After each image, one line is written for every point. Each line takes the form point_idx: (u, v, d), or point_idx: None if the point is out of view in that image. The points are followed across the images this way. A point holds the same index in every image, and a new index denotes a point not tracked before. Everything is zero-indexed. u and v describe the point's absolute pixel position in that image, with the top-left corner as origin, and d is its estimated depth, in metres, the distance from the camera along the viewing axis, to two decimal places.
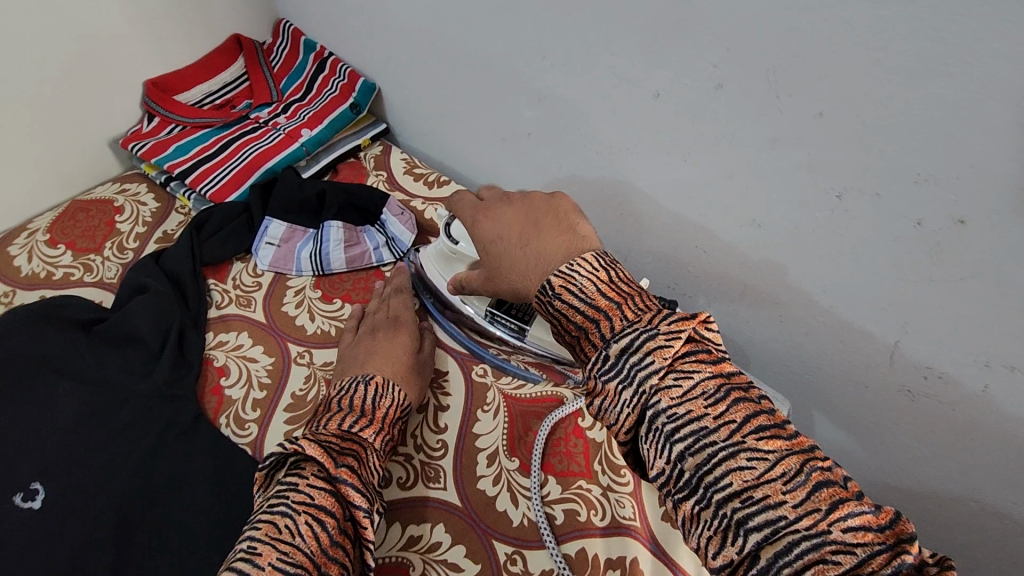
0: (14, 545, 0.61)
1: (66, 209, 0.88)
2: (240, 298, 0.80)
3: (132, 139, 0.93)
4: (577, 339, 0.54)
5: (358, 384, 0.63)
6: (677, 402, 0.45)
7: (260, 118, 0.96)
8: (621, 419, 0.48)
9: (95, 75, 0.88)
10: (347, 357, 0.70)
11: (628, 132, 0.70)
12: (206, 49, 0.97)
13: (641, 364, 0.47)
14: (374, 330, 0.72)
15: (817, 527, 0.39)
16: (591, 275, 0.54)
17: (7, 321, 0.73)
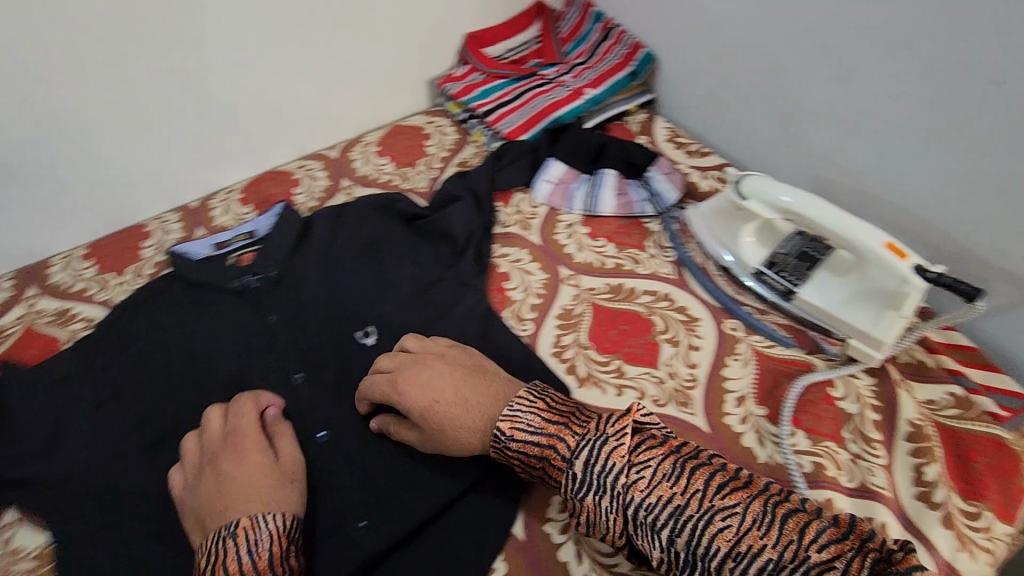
0: (355, 367, 0.78)
1: (391, 131, 1.09)
2: (522, 222, 0.93)
3: (446, 80, 1.09)
4: (541, 469, 0.60)
5: (223, 542, 0.56)
6: (616, 498, 0.54)
7: (547, 75, 1.08)
8: (610, 526, 0.55)
9: (434, 23, 1.06)
10: (198, 516, 0.61)
11: (949, 123, 0.72)
12: (513, 13, 1.12)
13: (574, 477, 0.56)
14: (212, 466, 0.64)
15: (799, 556, 0.49)
16: (532, 408, 0.61)
17: (360, 204, 0.93)
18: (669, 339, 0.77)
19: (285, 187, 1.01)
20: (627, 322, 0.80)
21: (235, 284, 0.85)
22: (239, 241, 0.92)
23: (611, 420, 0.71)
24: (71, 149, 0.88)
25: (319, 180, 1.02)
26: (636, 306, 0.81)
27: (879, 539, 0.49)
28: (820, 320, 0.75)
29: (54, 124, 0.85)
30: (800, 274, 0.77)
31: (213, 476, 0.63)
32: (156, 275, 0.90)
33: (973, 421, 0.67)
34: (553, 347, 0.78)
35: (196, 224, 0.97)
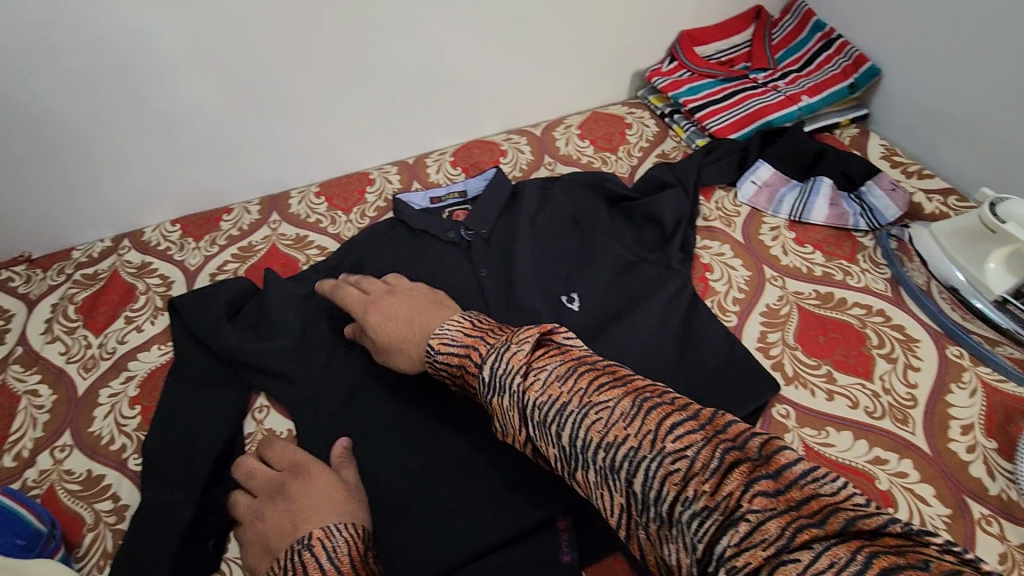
0: (563, 327, 0.82)
1: (591, 116, 1.13)
2: (725, 218, 0.93)
3: (655, 74, 1.12)
4: (462, 378, 0.63)
5: (298, 555, 0.56)
6: (513, 399, 0.55)
7: (758, 79, 1.08)
8: (513, 424, 0.56)
9: (655, 18, 1.09)
10: (272, 536, 0.61)
11: None
12: (730, 15, 1.13)
13: (482, 380, 0.58)
14: (282, 487, 0.65)
15: (656, 448, 0.47)
16: (461, 328, 0.65)
17: (568, 178, 0.98)
18: (885, 355, 0.75)
19: (494, 156, 1.08)
20: (838, 330, 0.78)
21: (450, 237, 0.91)
22: (452, 199, 1.00)
23: (822, 422, 0.70)
24: (326, 98, 1.00)
25: (525, 153, 1.08)
26: (848, 317, 0.80)
27: (755, 443, 0.45)
28: None
29: (318, 73, 0.96)
30: None
31: (273, 505, 0.64)
32: (380, 219, 1.01)
33: None
34: (758, 343, 0.78)
35: (413, 178, 1.06)
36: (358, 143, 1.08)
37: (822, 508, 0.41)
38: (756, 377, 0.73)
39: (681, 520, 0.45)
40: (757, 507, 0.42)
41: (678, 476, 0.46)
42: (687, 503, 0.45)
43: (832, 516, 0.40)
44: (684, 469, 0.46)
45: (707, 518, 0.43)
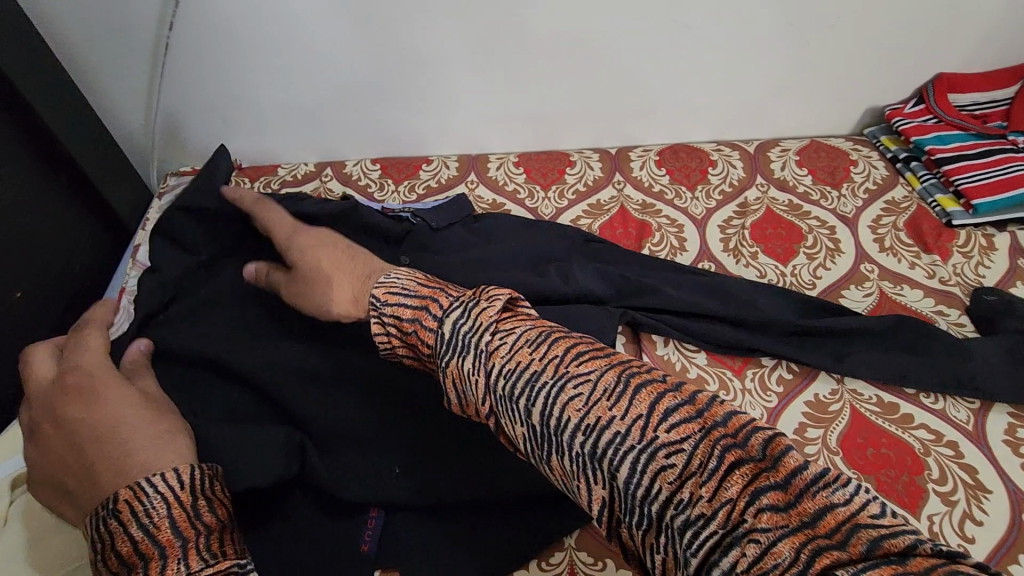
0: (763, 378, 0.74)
1: (811, 144, 1.05)
2: (965, 286, 0.84)
3: (896, 115, 1.02)
4: (411, 338, 0.53)
5: (110, 522, 0.46)
6: (477, 362, 0.46)
7: (1018, 143, 0.97)
8: (474, 394, 0.46)
9: (916, 55, 0.99)
10: (74, 464, 0.52)
11: None
12: (997, 67, 1.02)
13: (439, 336, 0.48)
14: (78, 403, 0.56)
15: (649, 439, 0.39)
16: (410, 279, 0.56)
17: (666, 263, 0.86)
18: None
19: (701, 163, 1.02)
20: None
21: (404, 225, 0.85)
22: (406, 213, 0.91)
23: None
24: (554, 69, 0.97)
25: (737, 168, 1.01)
26: None
27: (758, 441, 0.38)
28: None
29: (556, 42, 0.93)
30: None
31: (66, 434, 0.54)
32: (577, 203, 0.97)
33: None
34: (1006, 436, 0.69)
35: (616, 169, 1.02)
36: (566, 121, 1.05)
37: (839, 524, 0.34)
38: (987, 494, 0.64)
39: (674, 528, 0.37)
40: (765, 523, 0.35)
41: (672, 473, 0.38)
42: (681, 506, 0.37)
43: (853, 536, 0.33)
44: (680, 465, 0.38)
45: (705, 524, 0.36)
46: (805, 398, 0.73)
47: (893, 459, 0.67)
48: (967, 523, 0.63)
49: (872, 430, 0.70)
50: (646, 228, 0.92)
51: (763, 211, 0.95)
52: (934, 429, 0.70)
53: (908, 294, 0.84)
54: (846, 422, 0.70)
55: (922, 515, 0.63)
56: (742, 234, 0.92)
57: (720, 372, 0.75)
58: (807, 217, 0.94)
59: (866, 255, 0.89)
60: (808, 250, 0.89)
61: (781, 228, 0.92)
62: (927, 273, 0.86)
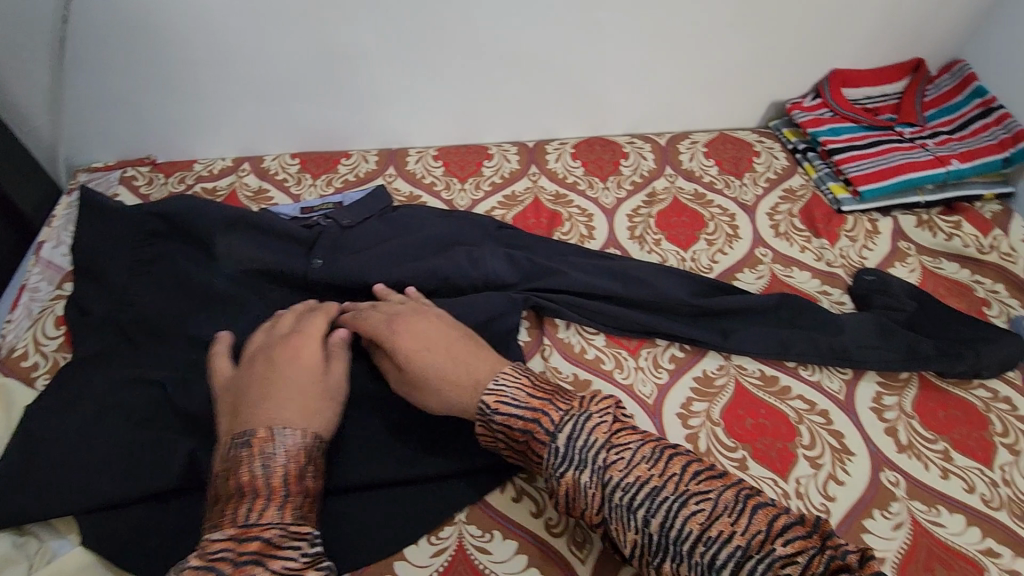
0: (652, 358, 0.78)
1: (719, 137, 1.11)
2: (848, 267, 0.90)
3: (796, 108, 1.08)
4: (522, 444, 0.57)
5: (241, 450, 0.53)
6: (593, 475, 0.51)
7: (904, 133, 1.04)
8: (588, 502, 0.52)
9: (811, 52, 1.05)
10: (239, 395, 0.59)
11: None
12: (887, 62, 1.09)
13: (552, 449, 0.53)
14: (267, 357, 0.62)
15: (763, 548, 0.45)
16: (516, 382, 0.58)
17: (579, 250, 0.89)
18: (1008, 444, 0.71)
19: (615, 156, 1.06)
20: (959, 409, 0.74)
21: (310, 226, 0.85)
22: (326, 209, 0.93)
23: (933, 499, 0.67)
24: (470, 64, 1.00)
25: (647, 160, 1.06)
26: (972, 397, 0.75)
27: (853, 556, 0.44)
28: None
29: (469, 38, 0.96)
30: None
31: (247, 364, 0.63)
32: (493, 195, 1.00)
33: None
34: (872, 403, 0.75)
35: (532, 161, 1.05)
36: (486, 115, 1.08)
37: None
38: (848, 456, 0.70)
39: None
40: None
41: None
42: None
43: None
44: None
45: None
46: (694, 374, 0.77)
47: (769, 428, 0.72)
48: (831, 484, 0.67)
49: (752, 401, 0.74)
50: (557, 217, 0.96)
51: (669, 200, 0.99)
52: (809, 399, 0.75)
53: (796, 275, 0.89)
54: (730, 395, 0.75)
55: (791, 478, 0.68)
56: (648, 222, 0.96)
57: (616, 352, 0.79)
58: (710, 205, 0.99)
59: (761, 239, 0.94)
60: (708, 236, 0.94)
61: (685, 216, 0.97)
62: (815, 256, 0.92)
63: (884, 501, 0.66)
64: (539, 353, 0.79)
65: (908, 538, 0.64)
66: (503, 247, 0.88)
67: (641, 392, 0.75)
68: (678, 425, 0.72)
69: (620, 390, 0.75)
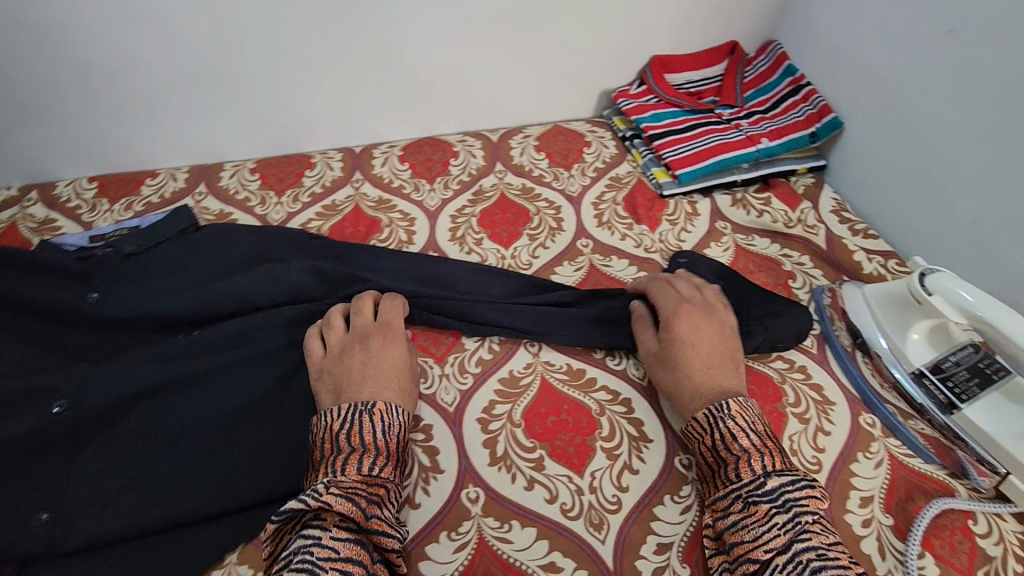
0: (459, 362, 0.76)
1: (553, 129, 1.10)
2: (665, 252, 0.92)
3: (621, 95, 1.09)
4: (718, 455, 0.62)
5: (359, 416, 0.63)
6: (776, 502, 0.56)
7: (723, 115, 1.06)
8: (751, 527, 0.56)
9: (628, 40, 1.06)
10: (341, 379, 0.68)
11: None
12: (705, 46, 1.11)
13: (764, 487, 0.57)
14: (365, 344, 0.71)
15: None
16: (739, 426, 0.62)
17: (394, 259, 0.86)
18: (799, 414, 0.72)
19: (444, 155, 1.04)
20: (757, 382, 0.75)
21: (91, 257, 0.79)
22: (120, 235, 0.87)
23: None
24: (272, 70, 0.95)
25: (476, 158, 1.04)
26: (769, 369, 0.76)
27: None
28: (979, 444, 0.66)
29: (264, 42, 0.91)
30: (967, 389, 0.67)
31: (347, 344, 0.72)
32: (311, 206, 0.95)
33: None
34: None
35: (356, 168, 1.01)
36: (306, 123, 1.03)
37: None
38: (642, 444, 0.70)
39: None
40: None
41: None
42: None
43: None
44: None
45: None
46: (498, 376, 0.75)
47: (570, 424, 0.71)
48: (625, 474, 0.67)
49: (555, 397, 0.73)
50: (376, 224, 0.92)
51: (496, 197, 0.98)
52: (612, 390, 0.75)
53: (614, 264, 0.89)
54: (533, 393, 0.74)
55: (586, 472, 0.67)
56: (471, 221, 0.94)
57: (423, 360, 0.77)
58: (536, 199, 0.98)
59: (584, 230, 0.94)
60: (531, 231, 0.93)
61: (509, 213, 0.96)
62: (634, 243, 0.92)
63: (675, 486, 0.67)
64: None
65: (694, 522, 0.64)
66: (309, 260, 0.83)
67: (444, 401, 0.73)
68: (477, 431, 0.70)
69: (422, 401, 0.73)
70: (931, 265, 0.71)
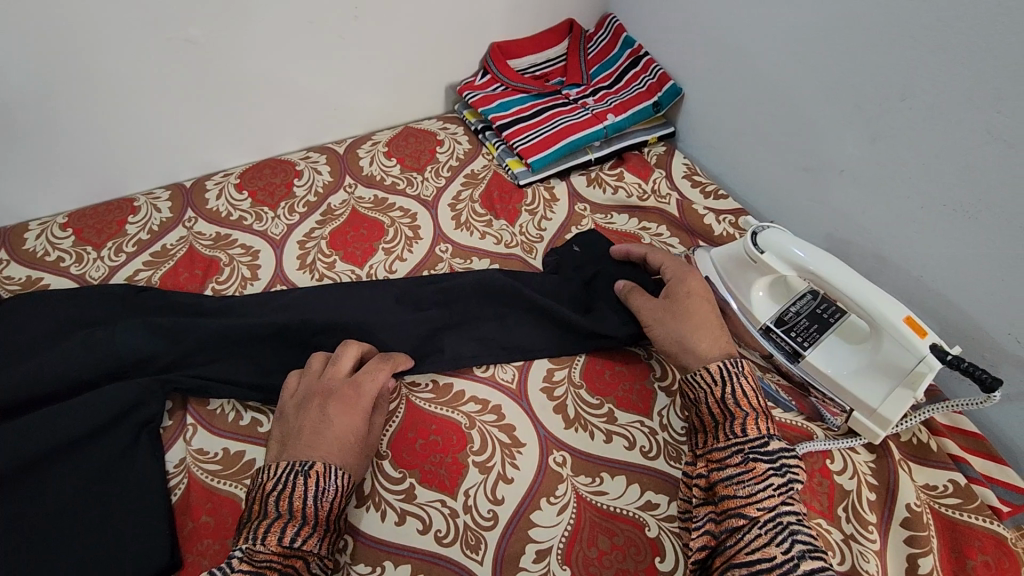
0: None
1: (403, 132, 1.05)
2: (525, 244, 0.90)
3: (466, 88, 1.06)
4: (724, 409, 0.62)
5: (296, 478, 0.57)
6: (774, 463, 0.58)
7: (569, 96, 1.05)
8: (741, 487, 0.57)
9: (461, 31, 1.02)
10: (290, 434, 0.62)
11: (964, 207, 0.68)
12: (543, 28, 1.09)
13: (766, 447, 0.59)
14: (323, 405, 0.62)
15: None
16: (751, 388, 0.63)
17: (236, 301, 0.79)
18: (666, 387, 0.74)
19: (286, 177, 0.97)
20: (624, 364, 0.76)
21: None
22: None
23: (597, 467, 0.67)
24: (59, 113, 0.84)
25: (322, 175, 0.97)
26: (636, 348, 0.78)
27: None
28: (825, 386, 0.69)
29: (39, 84, 0.80)
30: (809, 335, 0.70)
31: (314, 395, 0.64)
32: (136, 256, 0.85)
33: (974, 514, 0.63)
34: (543, 383, 0.74)
35: (187, 205, 0.92)
36: (121, 166, 0.92)
37: None
38: (514, 452, 0.68)
39: None
40: None
41: None
42: None
43: None
44: None
45: None
46: None
47: (440, 444, 0.68)
48: (499, 485, 0.65)
49: (424, 419, 0.70)
50: (214, 265, 0.85)
51: (346, 214, 0.92)
52: (480, 399, 0.72)
53: (476, 266, 0.87)
54: (400, 418, 0.70)
55: (459, 492, 0.65)
56: (320, 245, 0.88)
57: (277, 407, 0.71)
58: (390, 210, 0.93)
59: (443, 235, 0.90)
60: (386, 245, 0.89)
61: (362, 228, 0.90)
62: (495, 240, 0.90)
63: (551, 487, 0.65)
64: (180, 438, 0.68)
65: (573, 521, 0.63)
66: (135, 319, 0.75)
67: None
68: None
69: None
70: (762, 223, 0.74)
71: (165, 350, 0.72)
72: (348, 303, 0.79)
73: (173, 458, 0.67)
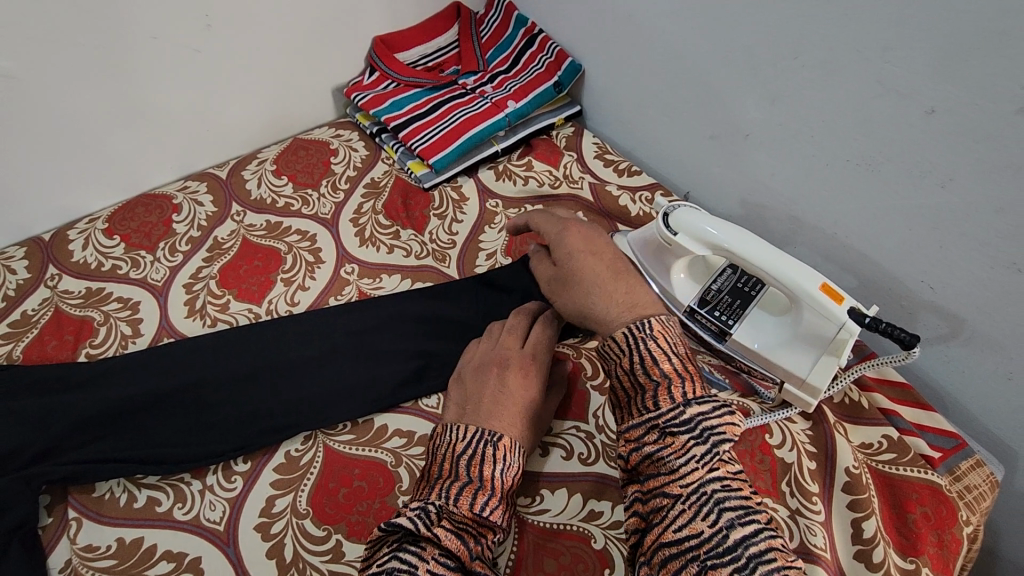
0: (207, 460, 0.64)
1: (292, 145, 0.96)
2: (438, 252, 0.84)
3: (354, 90, 0.98)
4: (635, 380, 0.54)
5: (484, 445, 0.54)
6: (696, 432, 0.49)
7: (467, 85, 0.99)
8: (667, 462, 0.49)
9: (339, 28, 0.94)
10: (470, 399, 0.60)
11: (866, 160, 0.67)
12: (428, 15, 1.02)
13: (682, 417, 0.50)
14: (502, 372, 0.61)
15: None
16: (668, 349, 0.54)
17: (115, 363, 0.70)
18: (599, 386, 0.70)
19: (162, 213, 0.86)
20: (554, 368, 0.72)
21: None
22: None
23: (534, 485, 0.63)
24: None
25: (204, 205, 0.88)
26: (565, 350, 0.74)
27: None
28: (754, 363, 0.68)
29: None
30: (733, 312, 0.68)
31: (490, 365, 0.63)
32: None
33: (910, 467, 0.64)
34: None
35: (47, 261, 0.81)
36: None
37: None
38: None
39: None
40: None
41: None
42: None
43: None
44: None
45: None
46: (273, 464, 0.64)
47: (366, 489, 0.62)
48: None
49: (344, 465, 0.64)
50: (87, 326, 0.75)
51: (237, 247, 0.83)
52: (405, 432, 0.67)
53: (386, 284, 0.80)
54: (319, 469, 0.64)
55: None
56: (209, 285, 0.80)
57: (176, 479, 0.64)
58: (286, 234, 0.85)
59: (347, 254, 0.83)
60: (285, 275, 0.81)
61: (257, 260, 0.82)
62: (404, 253, 0.84)
63: None
64: (64, 536, 0.60)
65: (515, 548, 0.59)
66: None
67: (209, 521, 0.61)
68: (256, 542, 0.59)
69: (182, 531, 0.60)
70: (673, 202, 0.70)
71: (33, 437, 0.63)
72: (245, 349, 0.71)
73: (56, 563, 0.59)
